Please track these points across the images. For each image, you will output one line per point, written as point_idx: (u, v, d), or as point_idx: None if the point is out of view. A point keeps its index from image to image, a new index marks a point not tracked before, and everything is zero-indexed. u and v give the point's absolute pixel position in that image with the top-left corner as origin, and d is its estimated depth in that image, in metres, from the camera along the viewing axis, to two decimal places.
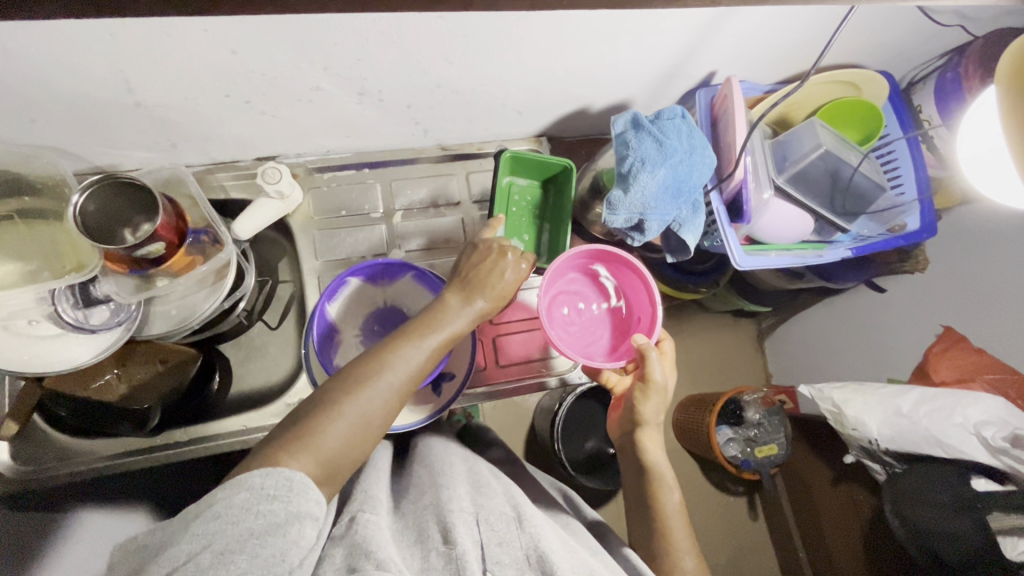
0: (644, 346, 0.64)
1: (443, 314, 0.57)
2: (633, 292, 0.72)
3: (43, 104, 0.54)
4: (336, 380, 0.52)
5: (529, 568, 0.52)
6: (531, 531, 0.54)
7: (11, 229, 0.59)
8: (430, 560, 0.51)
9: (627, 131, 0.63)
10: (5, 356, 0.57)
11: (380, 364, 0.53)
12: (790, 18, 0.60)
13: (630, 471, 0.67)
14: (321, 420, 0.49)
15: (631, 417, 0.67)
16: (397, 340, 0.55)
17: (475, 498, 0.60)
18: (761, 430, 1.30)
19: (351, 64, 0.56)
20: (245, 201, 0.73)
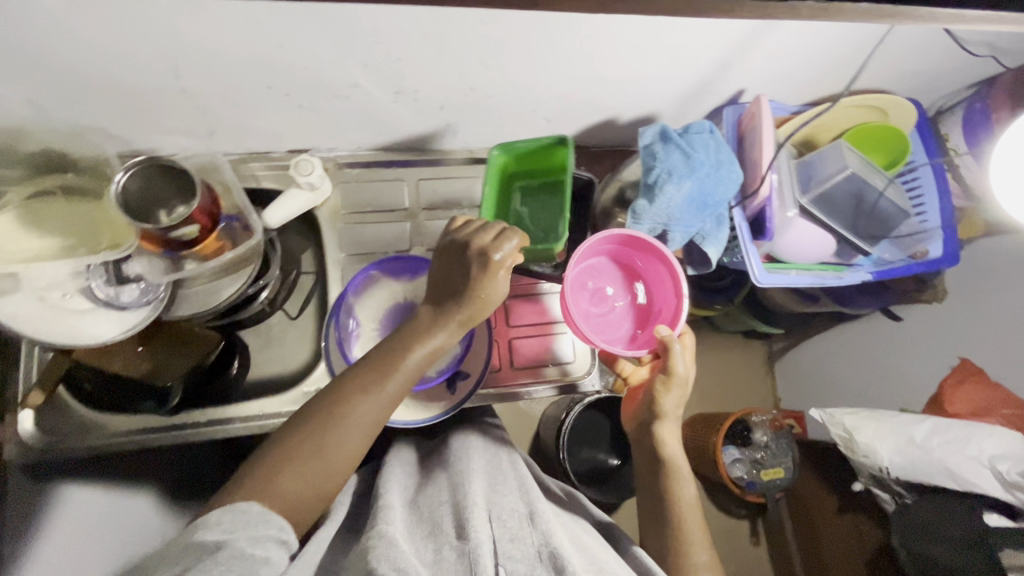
0: (669, 339, 0.63)
1: (417, 339, 0.56)
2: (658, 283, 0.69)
3: (94, 85, 0.56)
4: (301, 418, 0.52)
5: (541, 564, 0.52)
6: (544, 529, 0.55)
7: (52, 203, 0.60)
8: (443, 551, 0.52)
9: (654, 143, 0.64)
10: (34, 326, 0.58)
11: (346, 403, 0.53)
12: (823, 40, 0.61)
13: (647, 464, 0.68)
14: (284, 465, 0.50)
15: (652, 411, 0.68)
16: (365, 373, 0.54)
17: (489, 495, 0.60)
18: (768, 453, 1.30)
19: (392, 62, 0.57)
20: (276, 191, 0.75)
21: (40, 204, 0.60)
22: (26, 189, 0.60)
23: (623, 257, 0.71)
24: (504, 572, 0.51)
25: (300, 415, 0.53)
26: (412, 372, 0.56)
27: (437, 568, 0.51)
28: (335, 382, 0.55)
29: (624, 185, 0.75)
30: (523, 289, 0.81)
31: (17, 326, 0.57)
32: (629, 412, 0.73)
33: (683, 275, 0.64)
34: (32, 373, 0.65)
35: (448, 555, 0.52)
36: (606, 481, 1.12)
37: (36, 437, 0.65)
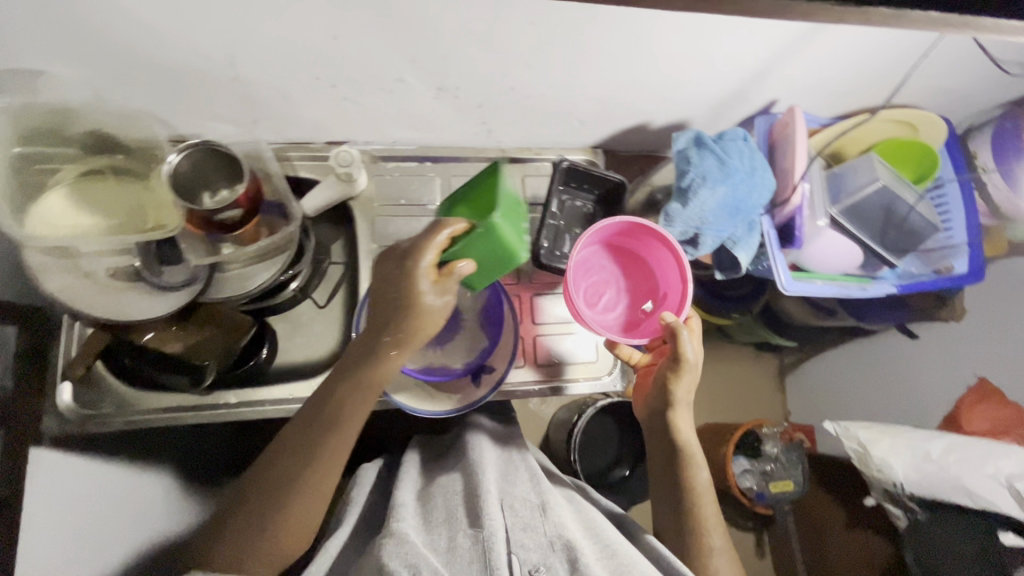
0: (674, 327, 0.62)
1: (368, 375, 0.58)
2: (663, 265, 0.68)
3: (150, 70, 0.58)
4: (276, 464, 0.59)
5: (554, 553, 0.56)
6: (555, 520, 0.59)
7: (101, 182, 0.62)
8: (458, 540, 0.56)
9: (688, 148, 0.65)
10: (82, 298, 0.61)
11: (316, 449, 0.59)
12: (860, 53, 0.62)
13: (661, 450, 0.69)
14: (274, 508, 0.58)
15: (665, 400, 0.67)
16: (323, 418, 0.59)
17: (501, 484, 0.63)
18: (778, 465, 1.29)
19: (438, 59, 0.59)
20: (313, 181, 0.76)
21: (90, 183, 0.62)
22: (78, 167, 0.62)
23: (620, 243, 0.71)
24: (516, 560, 0.55)
25: (274, 458, 0.60)
26: (369, 402, 0.60)
27: (451, 557, 0.55)
28: (297, 427, 0.60)
29: (654, 189, 0.76)
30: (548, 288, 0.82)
31: (69, 302, 0.60)
32: (639, 395, 0.73)
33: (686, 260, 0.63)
34: (74, 347, 0.68)
35: (461, 544, 0.56)
36: (616, 484, 1.13)
37: (75, 409, 0.67)
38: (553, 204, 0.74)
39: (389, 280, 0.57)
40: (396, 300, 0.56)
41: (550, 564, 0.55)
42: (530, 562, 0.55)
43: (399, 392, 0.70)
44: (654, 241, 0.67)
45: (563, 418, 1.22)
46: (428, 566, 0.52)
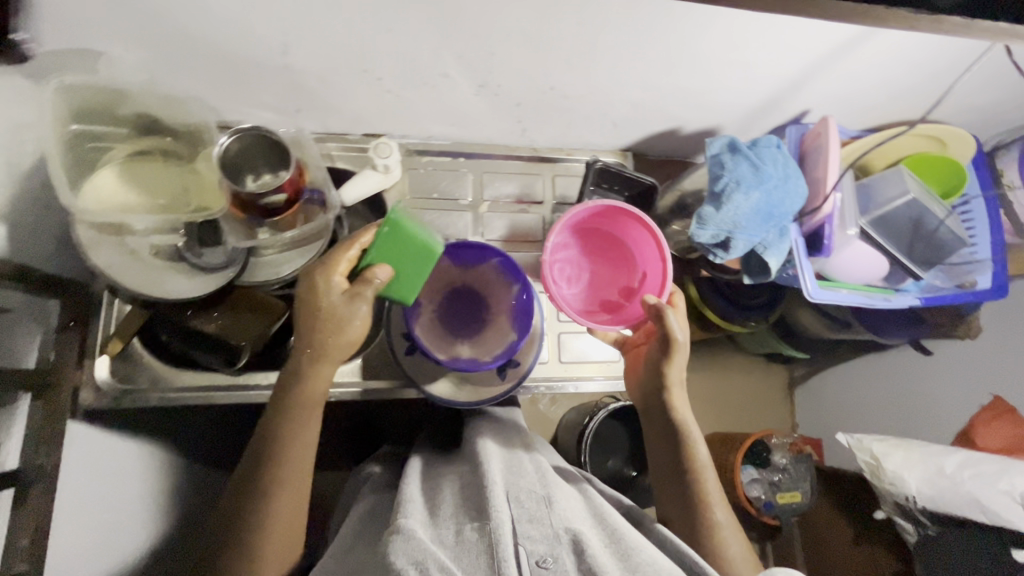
0: (658, 307, 0.65)
1: (300, 392, 0.60)
2: (640, 246, 0.72)
3: (205, 56, 0.59)
4: (235, 506, 0.58)
5: (563, 545, 0.54)
6: (561, 513, 0.57)
7: (150, 163, 0.64)
8: (464, 534, 0.55)
9: (723, 153, 0.66)
10: (127, 276, 0.62)
11: (272, 474, 0.58)
12: (897, 67, 0.63)
13: (661, 431, 0.71)
14: (244, 547, 0.56)
15: (659, 382, 0.71)
16: (268, 441, 0.59)
17: (506, 475, 0.62)
18: (786, 476, 1.29)
19: (485, 56, 0.60)
20: (349, 171, 0.78)
21: (140, 162, 0.63)
22: (131, 147, 0.64)
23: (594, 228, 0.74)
24: (523, 551, 0.53)
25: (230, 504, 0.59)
26: (314, 418, 0.61)
27: (458, 551, 0.53)
28: (245, 461, 0.60)
29: (683, 194, 0.77)
30: None
31: (111, 276, 0.61)
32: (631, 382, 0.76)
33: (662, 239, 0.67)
34: (113, 323, 0.70)
35: (470, 538, 0.54)
36: (626, 488, 1.13)
37: (112, 384, 0.68)
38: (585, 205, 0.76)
39: (301, 300, 0.60)
40: (309, 316, 0.59)
41: (557, 555, 0.54)
42: (537, 553, 0.54)
43: (430, 382, 0.73)
44: (627, 223, 0.71)
45: (574, 420, 1.23)
46: (437, 564, 0.50)
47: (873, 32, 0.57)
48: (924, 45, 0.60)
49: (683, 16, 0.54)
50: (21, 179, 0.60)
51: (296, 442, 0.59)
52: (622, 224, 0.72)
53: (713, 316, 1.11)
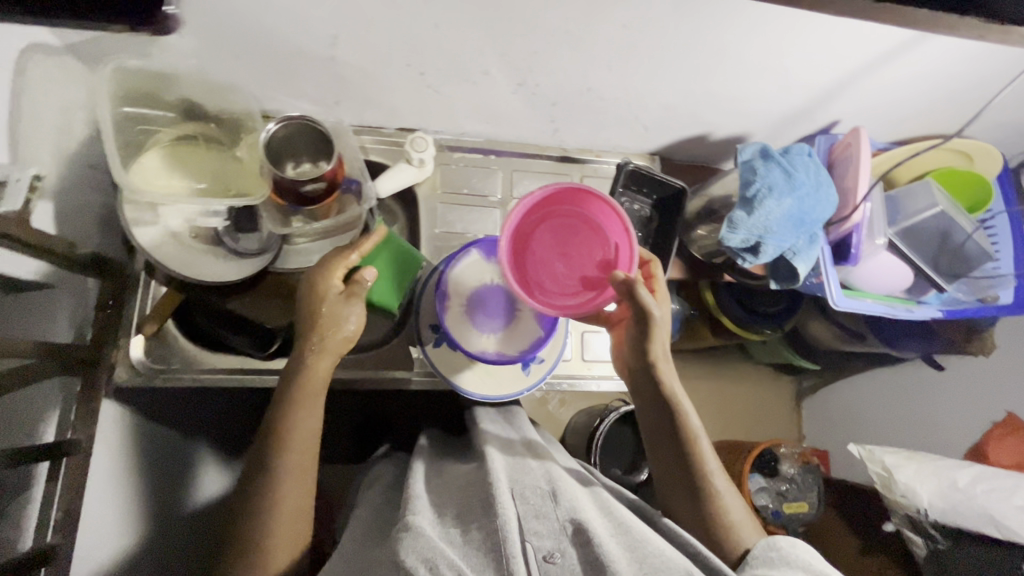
0: (629, 280, 0.57)
1: (300, 386, 0.59)
2: (603, 222, 0.62)
3: (255, 46, 0.60)
4: (240, 507, 0.56)
5: (567, 538, 0.55)
6: (567, 504, 0.58)
7: (193, 148, 0.66)
8: (470, 533, 0.55)
9: (754, 159, 0.68)
10: (167, 257, 0.64)
11: (275, 466, 0.56)
12: (931, 80, 0.65)
13: (652, 407, 0.69)
14: (250, 547, 0.54)
15: (644, 358, 0.69)
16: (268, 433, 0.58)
17: (511, 472, 0.63)
18: (793, 486, 1.26)
19: (528, 55, 0.62)
20: (383, 164, 0.79)
21: (185, 147, 0.66)
22: (175, 131, 0.66)
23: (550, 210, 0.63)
24: (530, 548, 0.54)
25: (234, 504, 0.57)
26: (318, 404, 0.60)
27: (468, 548, 0.53)
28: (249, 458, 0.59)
29: (712, 199, 0.78)
30: None
31: (153, 255, 0.63)
32: (619, 358, 0.74)
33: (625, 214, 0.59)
34: (149, 305, 0.71)
35: (478, 535, 0.54)
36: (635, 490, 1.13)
37: (145, 363, 0.69)
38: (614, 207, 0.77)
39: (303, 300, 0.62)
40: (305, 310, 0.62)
41: (564, 549, 0.54)
42: (543, 548, 0.54)
43: (454, 374, 0.73)
44: (584, 196, 0.61)
45: (584, 423, 1.23)
46: (446, 561, 0.50)
47: (912, 45, 0.58)
48: (960, 60, 0.61)
49: (727, 23, 0.55)
50: (68, 157, 0.61)
51: (295, 432, 0.58)
52: (580, 202, 0.62)
53: (728, 323, 1.11)
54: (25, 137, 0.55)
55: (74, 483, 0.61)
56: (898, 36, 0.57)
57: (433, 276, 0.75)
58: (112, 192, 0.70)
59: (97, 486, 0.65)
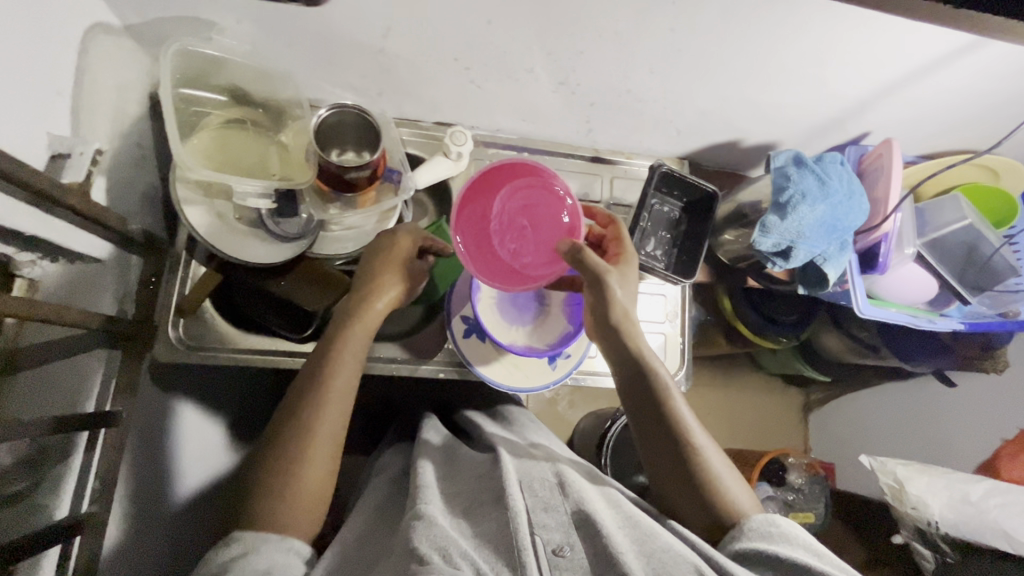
0: (574, 247, 0.63)
1: (332, 362, 0.61)
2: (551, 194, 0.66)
3: (310, 36, 0.62)
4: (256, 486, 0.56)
5: (575, 530, 0.55)
6: (575, 496, 0.59)
7: (239, 132, 0.67)
8: (485, 527, 0.55)
9: (788, 165, 0.69)
10: (214, 238, 0.66)
11: (301, 440, 0.57)
12: (964, 95, 0.66)
13: (627, 378, 0.66)
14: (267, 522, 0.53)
15: (615, 333, 0.66)
16: (294, 409, 0.59)
17: (519, 465, 0.64)
18: (801, 496, 1.20)
19: (573, 54, 0.63)
20: (419, 157, 0.81)
21: (232, 131, 0.67)
22: (225, 114, 0.67)
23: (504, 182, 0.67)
24: (539, 540, 0.54)
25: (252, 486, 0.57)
26: (348, 379, 0.61)
27: (481, 539, 0.54)
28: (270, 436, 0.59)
29: (741, 204, 0.80)
30: None
31: (199, 232, 0.65)
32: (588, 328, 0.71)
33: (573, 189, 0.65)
34: (188, 285, 0.72)
35: (491, 526, 0.55)
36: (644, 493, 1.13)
37: (182, 340, 0.71)
38: (646, 207, 0.78)
39: (376, 249, 0.68)
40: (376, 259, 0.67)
41: (573, 543, 0.54)
42: (552, 542, 0.54)
43: (483, 365, 0.75)
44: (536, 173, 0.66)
45: (592, 425, 1.23)
46: (460, 551, 0.51)
47: (950, 60, 0.60)
48: (995, 76, 0.62)
49: (773, 30, 0.57)
50: (121, 134, 0.63)
51: (328, 408, 0.59)
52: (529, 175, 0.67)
53: (744, 329, 1.12)
54: (86, 114, 0.57)
55: (110, 454, 0.62)
56: (938, 50, 0.58)
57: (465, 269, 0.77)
58: (158, 171, 0.71)
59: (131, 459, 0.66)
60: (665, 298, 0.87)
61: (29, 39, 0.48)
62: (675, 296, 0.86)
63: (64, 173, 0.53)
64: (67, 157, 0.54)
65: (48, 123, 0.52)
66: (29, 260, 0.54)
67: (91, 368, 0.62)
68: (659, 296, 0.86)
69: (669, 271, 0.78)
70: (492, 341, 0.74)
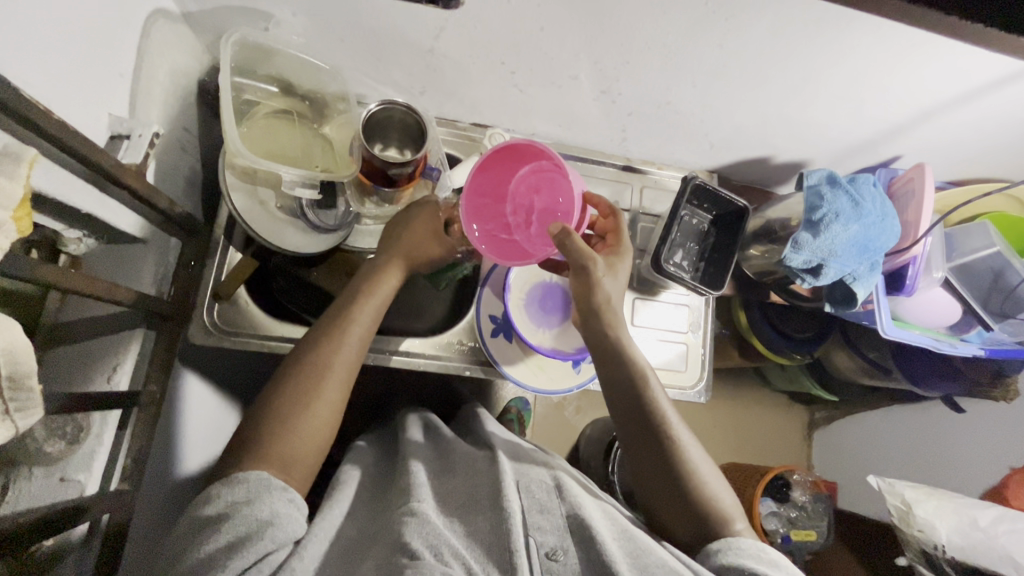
0: (563, 232, 0.60)
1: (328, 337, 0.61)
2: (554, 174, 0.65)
3: (362, 33, 0.63)
4: (244, 459, 0.55)
5: (569, 536, 0.56)
6: (572, 500, 0.61)
7: (286, 122, 0.69)
8: (502, 522, 0.55)
9: (821, 184, 0.70)
10: (255, 223, 0.67)
11: (294, 417, 0.57)
12: (1000, 124, 0.67)
13: (611, 375, 0.66)
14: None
15: (613, 343, 0.66)
16: (290, 387, 0.58)
17: (517, 467, 0.65)
18: (803, 513, 1.19)
19: (619, 64, 0.64)
20: (456, 157, 0.82)
21: (279, 121, 0.68)
22: (272, 105, 0.69)
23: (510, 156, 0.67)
24: (533, 543, 0.54)
25: (239, 458, 0.55)
26: (341, 354, 0.61)
27: (473, 538, 0.55)
28: (265, 415, 0.57)
29: (770, 220, 0.81)
30: (647, 291, 0.87)
31: (243, 218, 0.66)
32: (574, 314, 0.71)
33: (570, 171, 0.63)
34: (224, 272, 0.73)
35: (483, 525, 0.56)
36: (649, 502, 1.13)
37: (215, 324, 0.72)
38: (677, 219, 0.78)
39: (393, 225, 0.69)
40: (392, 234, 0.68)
41: (567, 547, 0.55)
42: (546, 545, 0.54)
43: (508, 364, 0.76)
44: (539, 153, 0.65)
45: (599, 431, 1.22)
46: (450, 550, 0.52)
47: (989, 88, 0.61)
48: None
49: (823, 51, 0.58)
50: (171, 117, 0.64)
51: (325, 391, 0.59)
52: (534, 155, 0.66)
53: (760, 344, 1.12)
54: (142, 97, 0.58)
55: (142, 432, 0.62)
56: (984, 78, 0.59)
57: (495, 267, 0.79)
58: (200, 157, 0.73)
59: (157, 437, 0.66)
60: (689, 309, 0.88)
61: (97, 22, 0.50)
62: (699, 306, 0.87)
63: (122, 153, 0.55)
64: (125, 139, 0.55)
65: (110, 104, 0.53)
66: (75, 238, 0.56)
67: (128, 345, 0.62)
68: (683, 307, 0.87)
69: (697, 282, 0.79)
70: (521, 340, 0.76)
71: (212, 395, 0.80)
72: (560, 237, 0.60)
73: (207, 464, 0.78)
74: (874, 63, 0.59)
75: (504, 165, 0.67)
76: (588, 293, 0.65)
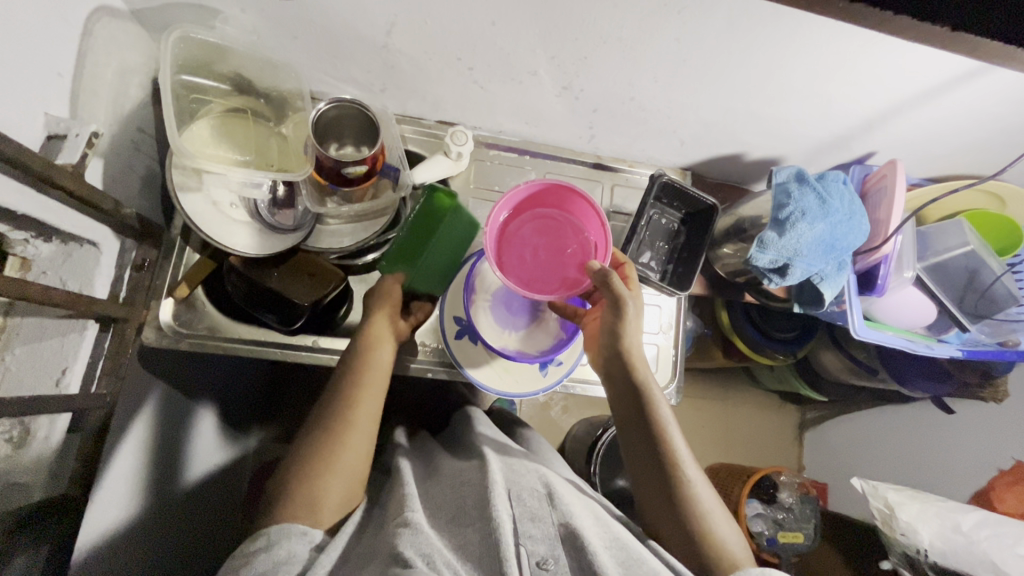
0: (602, 272, 0.63)
1: (342, 397, 0.62)
2: (584, 221, 0.70)
3: (315, 31, 0.62)
4: None
5: (560, 543, 0.55)
6: (563, 510, 0.58)
7: (239, 120, 0.68)
8: (470, 535, 0.55)
9: (789, 182, 0.68)
10: (208, 224, 0.66)
11: (342, 424, 0.61)
12: (977, 120, 0.65)
13: (626, 410, 0.67)
14: (273, 503, 0.57)
15: (630, 380, 0.66)
16: (337, 404, 0.62)
17: (508, 473, 0.62)
18: (790, 514, 1.16)
19: (577, 60, 0.63)
20: (421, 155, 0.81)
21: (232, 118, 0.67)
22: (224, 103, 0.68)
23: (531, 197, 0.69)
24: (524, 551, 0.53)
25: (278, 474, 0.60)
26: (359, 412, 0.62)
27: (461, 551, 0.54)
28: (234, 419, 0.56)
29: (742, 218, 0.79)
30: None
31: (193, 220, 0.65)
32: (590, 351, 0.72)
33: (600, 209, 0.67)
34: (179, 272, 0.74)
35: (472, 537, 0.55)
36: None
37: (173, 326, 0.72)
38: (644, 217, 0.77)
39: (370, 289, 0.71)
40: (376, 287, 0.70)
41: (558, 556, 0.54)
42: (537, 554, 0.53)
43: (473, 367, 0.75)
44: (568, 195, 0.69)
45: (584, 432, 1.20)
46: (442, 558, 0.51)
47: (957, 83, 0.59)
48: (1004, 101, 0.61)
49: (776, 43, 0.56)
50: (121, 117, 0.63)
51: (354, 438, 0.61)
52: (564, 200, 0.70)
53: (741, 345, 1.10)
54: (86, 95, 0.57)
55: (96, 434, 0.61)
56: (945, 73, 0.58)
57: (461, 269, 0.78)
58: (156, 157, 0.72)
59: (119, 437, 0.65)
60: (660, 309, 0.86)
61: (30, 20, 0.48)
62: (670, 307, 0.85)
63: (59, 154, 0.54)
64: (62, 138, 0.54)
65: (46, 103, 0.52)
66: (22, 239, 0.54)
67: (76, 348, 0.60)
68: (656, 307, 0.85)
69: (664, 282, 0.77)
70: (484, 344, 0.76)
71: (177, 395, 0.78)
72: (600, 275, 0.63)
73: (171, 467, 0.76)
74: (835, 54, 0.57)
75: (525, 205, 0.70)
76: (616, 334, 0.66)
